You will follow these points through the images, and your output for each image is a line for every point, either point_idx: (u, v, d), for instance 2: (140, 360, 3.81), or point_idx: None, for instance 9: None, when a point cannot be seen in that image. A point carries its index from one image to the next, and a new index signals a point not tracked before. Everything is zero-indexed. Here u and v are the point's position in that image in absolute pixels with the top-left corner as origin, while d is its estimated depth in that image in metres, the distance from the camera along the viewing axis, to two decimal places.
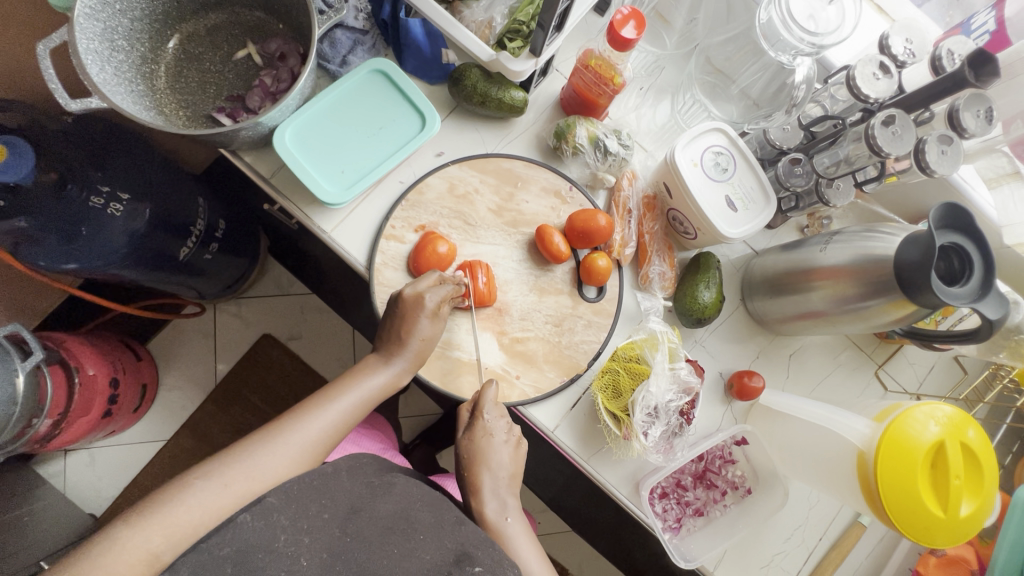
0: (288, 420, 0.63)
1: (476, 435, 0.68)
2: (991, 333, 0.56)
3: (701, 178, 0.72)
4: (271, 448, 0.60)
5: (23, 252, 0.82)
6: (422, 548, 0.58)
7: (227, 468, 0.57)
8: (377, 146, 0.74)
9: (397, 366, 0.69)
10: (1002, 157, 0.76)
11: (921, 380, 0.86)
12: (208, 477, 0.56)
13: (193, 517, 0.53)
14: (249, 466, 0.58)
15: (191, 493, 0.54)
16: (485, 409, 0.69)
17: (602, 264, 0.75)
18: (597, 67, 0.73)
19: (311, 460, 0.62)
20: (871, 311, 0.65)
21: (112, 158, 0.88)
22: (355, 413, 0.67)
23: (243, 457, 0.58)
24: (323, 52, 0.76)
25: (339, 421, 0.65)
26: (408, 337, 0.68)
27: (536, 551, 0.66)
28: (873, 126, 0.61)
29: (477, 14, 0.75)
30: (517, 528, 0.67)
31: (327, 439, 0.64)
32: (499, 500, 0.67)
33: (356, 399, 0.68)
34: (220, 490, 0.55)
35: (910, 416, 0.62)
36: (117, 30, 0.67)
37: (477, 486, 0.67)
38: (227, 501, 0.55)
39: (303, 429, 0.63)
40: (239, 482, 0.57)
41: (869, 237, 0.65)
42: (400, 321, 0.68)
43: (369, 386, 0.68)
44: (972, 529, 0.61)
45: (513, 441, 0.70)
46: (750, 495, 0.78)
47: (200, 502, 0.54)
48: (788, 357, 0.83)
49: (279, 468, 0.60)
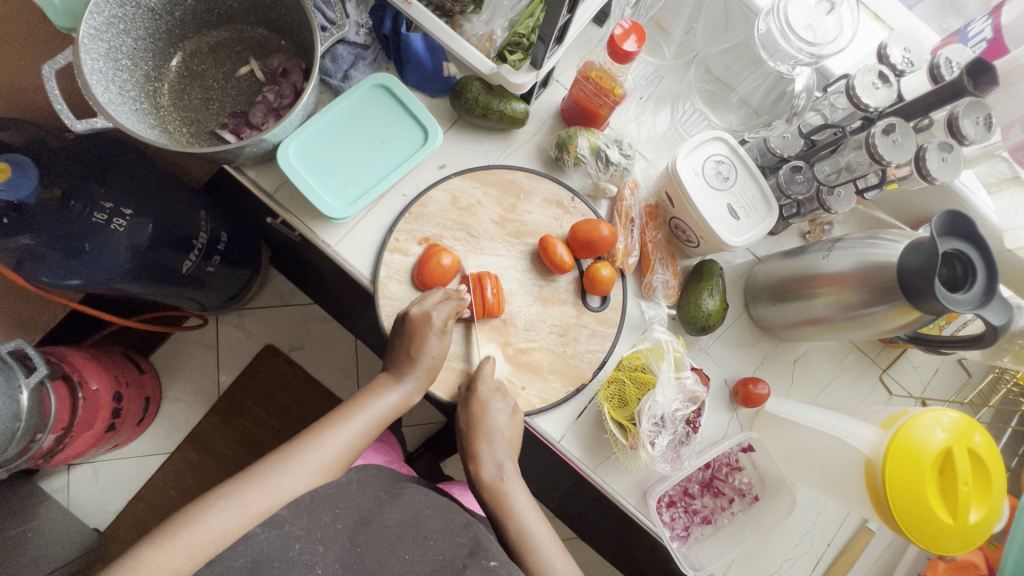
0: (305, 440, 0.63)
1: (474, 407, 0.69)
2: (996, 338, 0.57)
3: (703, 187, 0.73)
4: (289, 468, 0.59)
5: (28, 269, 0.83)
6: (433, 550, 0.59)
7: (247, 489, 0.56)
8: (380, 160, 0.75)
9: (409, 384, 0.70)
10: (1002, 162, 0.75)
11: (926, 384, 0.86)
12: (228, 497, 0.55)
13: (216, 535, 0.52)
14: (268, 486, 0.58)
15: (212, 513, 0.53)
16: (480, 382, 0.70)
17: (606, 274, 0.76)
18: (598, 78, 0.73)
19: (328, 478, 0.62)
20: (876, 317, 0.65)
21: (113, 173, 0.88)
22: (369, 432, 0.68)
23: (261, 477, 0.58)
24: (325, 68, 0.76)
25: (354, 440, 0.65)
26: (420, 355, 0.69)
27: (533, 507, 0.69)
28: (873, 135, 0.61)
29: (478, 28, 0.76)
30: (516, 487, 0.70)
31: (344, 457, 0.64)
32: (498, 462, 0.70)
33: (370, 418, 0.68)
34: (241, 509, 0.55)
35: (917, 422, 0.62)
36: (120, 50, 0.67)
37: (476, 452, 0.70)
38: (247, 519, 0.55)
39: (320, 448, 0.63)
40: (258, 502, 0.56)
41: (872, 244, 0.66)
42: (405, 334, 0.69)
43: (383, 405, 0.69)
44: (982, 534, 0.61)
45: (513, 408, 0.71)
46: (758, 502, 0.78)
47: (221, 523, 0.53)
48: (792, 363, 0.84)
49: (297, 487, 0.59)
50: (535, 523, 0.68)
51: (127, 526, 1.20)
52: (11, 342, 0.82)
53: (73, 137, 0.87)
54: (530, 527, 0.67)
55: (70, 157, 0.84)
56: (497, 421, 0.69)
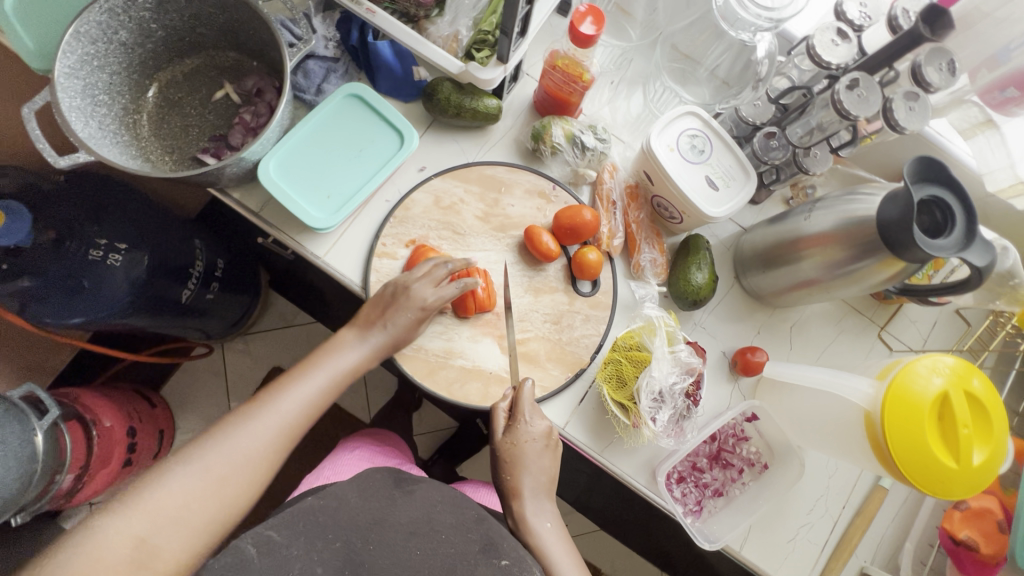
0: (261, 400, 0.63)
1: (518, 436, 0.69)
2: (982, 280, 0.57)
3: (679, 161, 0.73)
4: (247, 428, 0.60)
5: (31, 311, 0.86)
6: (446, 545, 0.59)
7: (205, 452, 0.57)
8: (358, 168, 0.75)
9: (370, 342, 0.71)
10: (974, 107, 0.74)
11: (925, 337, 0.86)
12: (187, 462, 0.55)
13: (178, 499, 0.53)
14: (227, 445, 0.58)
15: (172, 479, 0.54)
16: (524, 412, 0.70)
17: (593, 257, 0.76)
18: (566, 66, 0.74)
19: (290, 435, 0.63)
20: (863, 272, 0.65)
21: (108, 212, 0.91)
22: (331, 390, 0.68)
23: (219, 441, 0.58)
24: (298, 84, 0.78)
25: (313, 397, 0.65)
26: (386, 318, 0.70)
27: (572, 554, 0.66)
28: (837, 91, 0.60)
29: (443, 29, 0.77)
30: (554, 532, 0.67)
31: (305, 414, 0.64)
32: (537, 502, 0.68)
33: (330, 376, 0.68)
34: (201, 473, 0.55)
35: (913, 371, 0.61)
36: (96, 86, 0.69)
37: (516, 489, 0.68)
38: (210, 482, 0.55)
39: (277, 407, 0.63)
40: (219, 464, 0.56)
41: (852, 200, 0.66)
42: (390, 305, 0.70)
43: (342, 362, 0.69)
44: (988, 476, 0.59)
45: (546, 439, 0.70)
46: (767, 470, 0.78)
47: (181, 487, 0.54)
48: (789, 330, 0.84)
49: (258, 446, 0.59)
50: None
51: None
52: (24, 387, 0.84)
53: (63, 180, 0.90)
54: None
55: (58, 198, 0.88)
56: (537, 425, 0.69)
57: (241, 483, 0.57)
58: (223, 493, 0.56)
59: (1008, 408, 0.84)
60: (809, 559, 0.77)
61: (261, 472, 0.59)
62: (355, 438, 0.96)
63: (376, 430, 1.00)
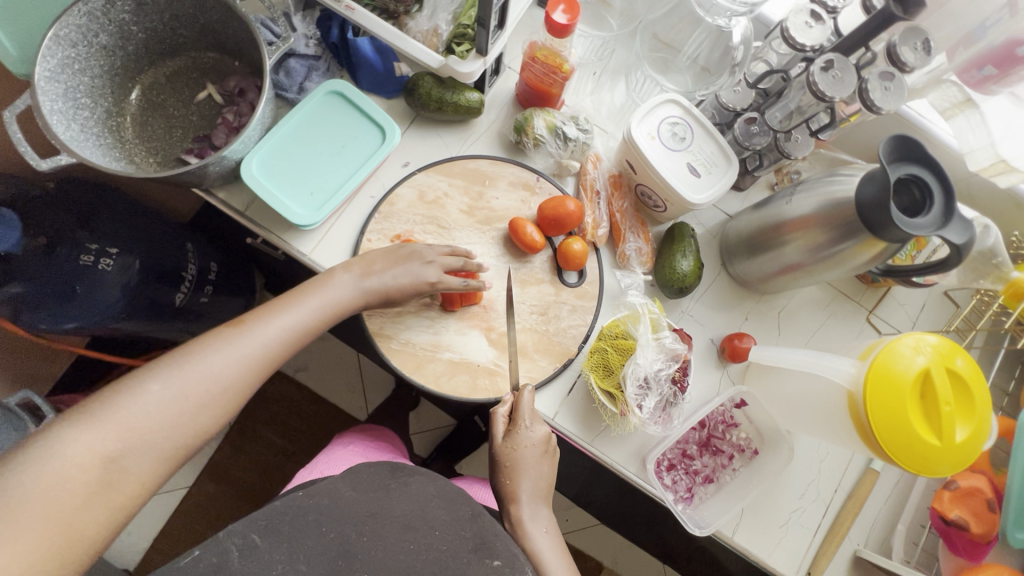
0: (243, 327, 0.62)
1: (517, 441, 0.69)
2: (961, 258, 0.57)
3: (660, 149, 0.74)
4: (226, 354, 0.59)
5: (25, 318, 0.87)
6: (439, 541, 0.60)
7: (181, 373, 0.56)
8: (340, 164, 0.76)
9: (362, 284, 0.70)
10: (953, 86, 0.74)
11: (914, 319, 0.86)
12: (163, 381, 0.55)
13: (151, 418, 0.53)
14: (203, 368, 0.57)
15: (146, 399, 0.53)
16: (523, 416, 0.70)
17: (578, 248, 0.77)
18: (545, 57, 0.75)
19: (268, 363, 0.63)
20: (845, 253, 0.65)
21: (97, 216, 0.92)
22: (314, 324, 0.67)
23: (195, 363, 0.57)
24: (280, 82, 0.78)
25: (293, 330, 0.65)
26: (388, 270, 0.71)
27: (566, 562, 0.66)
28: (812, 73, 0.61)
29: (422, 24, 0.78)
30: (550, 538, 0.67)
31: (283, 347, 0.64)
32: (534, 508, 0.68)
33: (314, 311, 0.67)
34: (177, 395, 0.55)
35: (896, 349, 0.60)
36: (78, 89, 0.70)
37: (515, 493, 0.68)
38: (185, 403, 0.55)
39: (260, 337, 0.62)
40: (196, 388, 0.56)
41: (832, 181, 0.66)
42: (400, 261, 0.72)
43: (329, 299, 0.68)
44: (971, 452, 0.60)
45: (545, 445, 0.71)
46: (758, 456, 0.78)
47: (155, 409, 0.53)
48: (777, 315, 0.84)
49: (236, 374, 0.59)
50: None
51: (154, 564, 1.21)
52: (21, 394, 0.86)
53: (53, 185, 0.89)
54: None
55: (49, 204, 0.88)
56: (538, 430, 0.70)
57: (215, 409, 0.57)
58: (196, 416, 0.56)
59: (999, 387, 0.84)
60: (802, 544, 0.76)
61: (236, 397, 0.59)
62: (349, 434, 0.96)
63: (371, 426, 1.00)
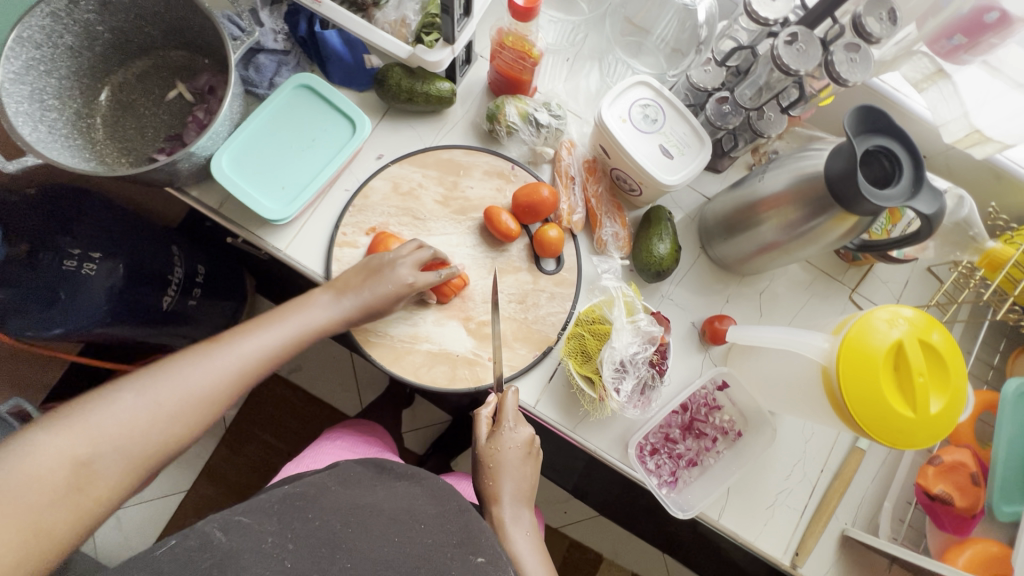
0: (225, 341, 0.61)
1: (500, 442, 0.69)
2: (932, 229, 0.56)
3: (632, 132, 0.73)
4: (205, 366, 0.58)
5: (12, 325, 0.84)
6: (423, 534, 0.58)
7: (158, 384, 0.55)
8: (312, 158, 0.75)
9: (345, 306, 0.69)
10: (924, 58, 0.73)
11: (898, 296, 0.85)
12: (138, 391, 0.54)
13: (123, 427, 0.52)
14: (181, 379, 0.57)
15: (120, 406, 0.52)
16: (506, 417, 0.70)
17: (553, 234, 0.76)
18: (513, 44, 0.74)
19: (246, 379, 0.62)
20: (819, 229, 0.64)
21: (78, 220, 0.89)
22: (295, 343, 0.67)
23: (173, 373, 0.57)
24: (250, 78, 0.78)
25: (275, 347, 0.64)
26: (367, 287, 0.69)
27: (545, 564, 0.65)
28: (776, 47, 0.61)
29: (389, 14, 0.77)
30: (530, 542, 0.66)
31: (263, 364, 0.63)
32: (516, 509, 0.67)
33: (296, 330, 0.67)
34: (151, 404, 0.54)
35: (871, 322, 0.60)
36: (45, 90, 0.70)
37: (497, 494, 0.68)
38: (158, 413, 0.54)
39: (240, 352, 0.62)
40: (171, 397, 0.55)
41: (803, 156, 0.66)
42: (372, 275, 0.70)
43: (313, 319, 0.68)
44: (947, 425, 0.59)
45: (527, 447, 0.70)
46: (742, 438, 0.78)
47: (129, 417, 0.52)
48: (758, 296, 0.84)
49: (213, 387, 0.58)
50: None
51: None
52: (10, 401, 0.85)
53: (32, 192, 0.87)
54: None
55: (32, 210, 0.85)
56: (521, 432, 0.70)
57: (188, 421, 0.56)
58: (169, 427, 0.55)
59: (984, 360, 0.83)
60: (788, 525, 0.76)
61: (210, 410, 0.58)
62: (337, 429, 0.96)
63: (362, 420, 1.00)
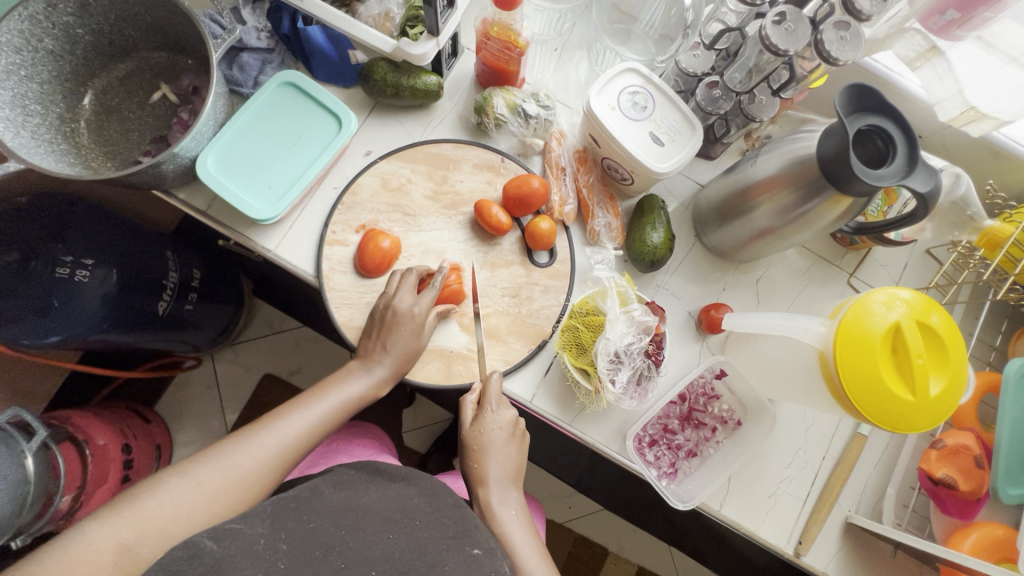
0: (266, 422, 0.62)
1: (485, 427, 0.68)
2: (928, 208, 0.55)
3: (621, 120, 0.72)
4: (247, 448, 0.59)
5: (6, 334, 0.82)
6: (418, 530, 0.57)
7: (201, 467, 0.57)
8: (298, 156, 0.75)
9: (377, 375, 0.68)
10: (917, 35, 0.72)
11: (897, 280, 0.84)
12: (180, 474, 0.56)
13: (166, 512, 0.53)
14: (222, 463, 0.58)
15: (165, 490, 0.54)
16: (490, 401, 0.69)
17: (545, 227, 0.75)
18: (499, 34, 0.73)
19: (286, 460, 0.61)
20: (814, 213, 0.63)
21: (72, 228, 0.87)
22: (333, 419, 0.66)
23: (217, 456, 0.58)
24: (234, 78, 0.78)
25: (315, 424, 0.64)
26: (391, 344, 0.68)
27: (536, 545, 0.64)
28: (765, 27, 0.60)
29: (373, 8, 0.76)
30: (519, 521, 0.65)
31: (303, 443, 0.63)
32: (503, 490, 0.67)
33: (333, 405, 0.66)
34: (192, 488, 0.55)
35: (868, 305, 0.59)
36: (27, 95, 0.69)
37: (483, 476, 0.67)
38: (200, 497, 0.55)
39: (280, 431, 0.62)
40: (213, 479, 0.56)
41: (796, 138, 0.64)
42: (388, 328, 0.68)
43: (348, 393, 0.67)
44: (947, 407, 0.58)
45: (512, 428, 0.70)
46: (741, 427, 0.77)
47: (172, 500, 0.54)
48: (755, 284, 0.83)
49: (253, 469, 0.59)
50: (534, 562, 0.63)
51: None
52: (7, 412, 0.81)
53: (26, 201, 0.84)
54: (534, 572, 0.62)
55: (24, 218, 0.84)
56: (504, 413, 0.69)
57: (228, 503, 0.57)
58: (209, 509, 0.56)
59: (985, 342, 0.82)
60: (792, 513, 0.75)
61: (252, 493, 0.58)
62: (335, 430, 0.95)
63: (361, 422, 0.96)
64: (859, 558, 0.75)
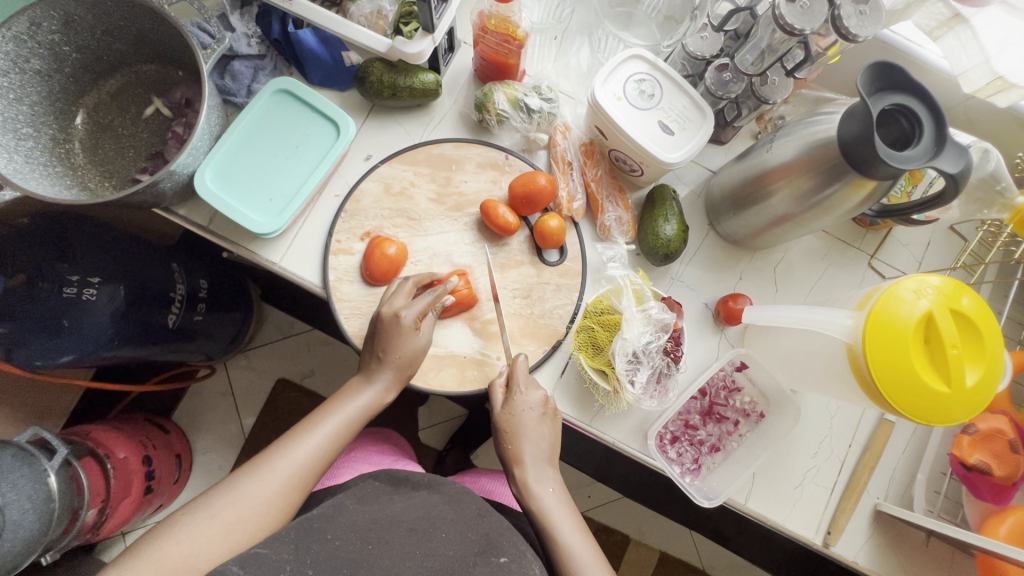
0: (274, 448, 0.61)
1: (516, 409, 0.66)
2: (959, 189, 0.52)
3: (628, 110, 0.69)
4: (256, 476, 0.58)
5: (19, 357, 0.81)
6: (444, 545, 0.57)
7: (213, 500, 0.56)
8: (297, 165, 0.73)
9: (379, 385, 0.67)
10: (938, 3, 0.69)
11: (920, 259, 0.81)
12: (194, 510, 0.55)
13: (183, 548, 0.52)
14: (234, 494, 0.57)
15: (180, 526, 0.54)
16: (519, 383, 0.67)
17: (554, 224, 0.73)
18: (496, 27, 0.70)
19: (297, 486, 0.60)
20: (834, 198, 0.60)
21: (77, 244, 0.85)
22: (344, 434, 0.65)
23: (229, 487, 0.57)
24: (227, 88, 0.75)
25: (324, 445, 0.63)
26: (388, 354, 0.66)
27: (577, 522, 0.62)
28: (778, 6, 0.57)
29: (364, 7, 0.74)
30: (557, 496, 0.64)
31: (315, 464, 0.62)
32: (540, 469, 0.64)
33: (343, 418, 0.65)
34: (206, 519, 0.55)
35: (896, 293, 0.56)
36: (18, 119, 0.68)
37: (518, 457, 0.64)
38: (215, 530, 0.54)
39: (288, 455, 0.61)
40: (226, 510, 0.56)
41: (813, 122, 0.61)
42: (386, 338, 0.66)
43: (352, 407, 0.66)
44: (984, 395, 0.56)
45: (543, 408, 0.67)
46: (765, 419, 0.75)
47: (188, 537, 0.53)
48: (773, 270, 0.80)
49: (266, 494, 0.58)
50: (579, 545, 0.60)
51: None
52: (29, 430, 0.84)
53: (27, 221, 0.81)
54: (573, 546, 0.60)
55: (22, 239, 0.80)
56: (534, 393, 0.67)
57: (246, 530, 0.56)
58: (229, 539, 0.55)
59: (1014, 320, 0.79)
60: (819, 503, 0.73)
61: (269, 520, 0.57)
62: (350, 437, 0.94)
63: (374, 430, 0.95)
64: (891, 545, 0.73)
